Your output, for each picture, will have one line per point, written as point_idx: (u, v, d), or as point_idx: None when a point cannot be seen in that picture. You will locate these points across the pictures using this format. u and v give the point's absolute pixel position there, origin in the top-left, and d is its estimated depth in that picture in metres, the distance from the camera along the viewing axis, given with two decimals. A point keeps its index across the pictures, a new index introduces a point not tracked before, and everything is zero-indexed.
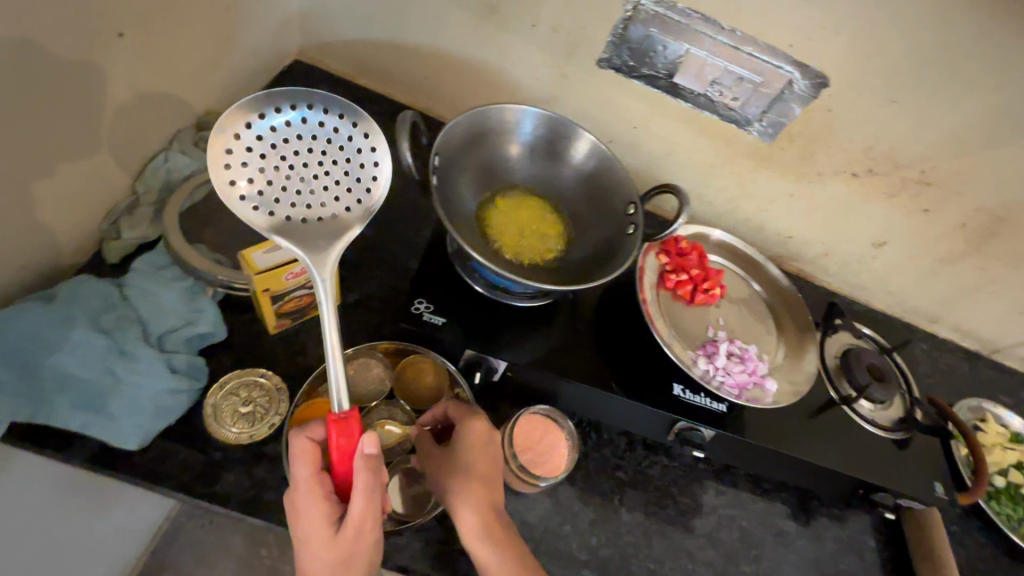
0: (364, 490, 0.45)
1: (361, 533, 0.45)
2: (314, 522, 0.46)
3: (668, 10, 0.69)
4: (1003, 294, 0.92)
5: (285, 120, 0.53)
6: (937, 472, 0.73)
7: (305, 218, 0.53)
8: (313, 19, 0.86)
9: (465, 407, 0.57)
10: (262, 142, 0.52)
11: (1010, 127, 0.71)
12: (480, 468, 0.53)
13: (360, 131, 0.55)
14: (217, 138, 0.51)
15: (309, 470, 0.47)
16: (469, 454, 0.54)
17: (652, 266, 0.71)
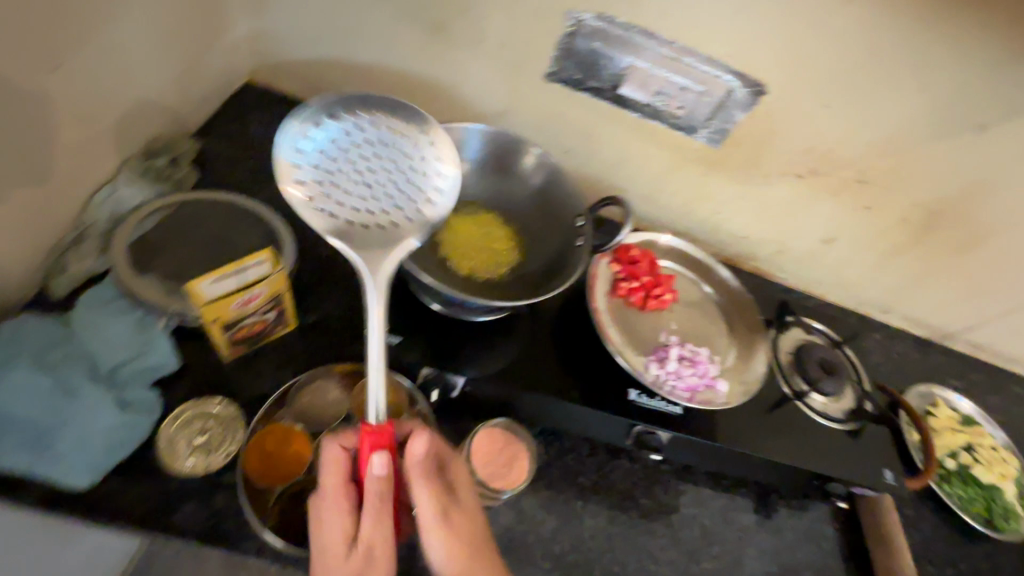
0: (374, 507, 0.47)
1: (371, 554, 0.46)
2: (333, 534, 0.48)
3: (608, 24, 0.71)
4: (946, 282, 0.96)
5: (359, 131, 0.61)
6: (887, 460, 0.76)
7: (364, 222, 0.58)
8: (262, 40, 0.85)
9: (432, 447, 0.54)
10: (335, 149, 0.60)
11: (940, 127, 0.75)
12: (479, 518, 0.53)
13: (426, 145, 0.63)
14: (294, 142, 0.58)
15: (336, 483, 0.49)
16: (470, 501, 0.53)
17: (604, 274, 0.73)
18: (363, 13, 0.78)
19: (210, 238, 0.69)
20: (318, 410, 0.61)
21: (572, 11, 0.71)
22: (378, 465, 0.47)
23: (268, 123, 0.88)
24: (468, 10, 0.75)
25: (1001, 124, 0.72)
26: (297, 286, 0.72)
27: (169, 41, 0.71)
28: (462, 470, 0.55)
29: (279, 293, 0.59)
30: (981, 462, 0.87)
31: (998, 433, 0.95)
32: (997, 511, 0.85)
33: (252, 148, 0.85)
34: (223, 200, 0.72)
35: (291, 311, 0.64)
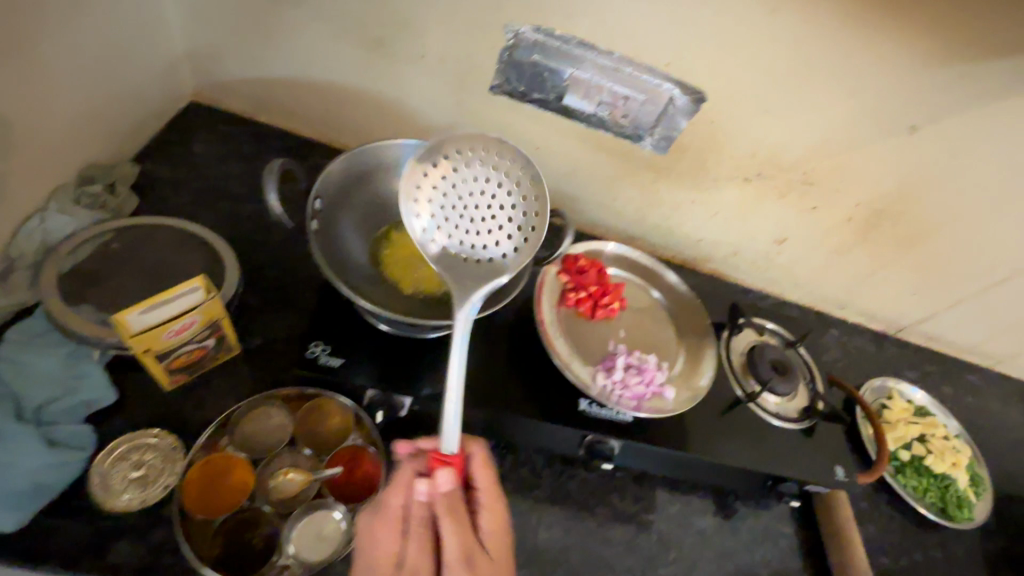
0: (423, 538, 0.49)
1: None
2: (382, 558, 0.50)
3: (546, 36, 0.71)
4: (895, 277, 0.98)
5: (466, 163, 0.61)
6: (838, 456, 0.77)
7: (467, 256, 0.60)
8: (202, 59, 0.84)
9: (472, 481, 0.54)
10: (444, 180, 0.61)
11: (877, 129, 0.76)
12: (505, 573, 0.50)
13: (526, 178, 0.61)
14: (409, 174, 0.60)
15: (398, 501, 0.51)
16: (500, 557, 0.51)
17: (552, 286, 0.73)
18: (301, 30, 0.77)
19: (148, 266, 0.68)
20: (261, 436, 0.61)
21: (510, 24, 0.71)
22: (443, 481, 0.49)
23: (212, 143, 0.87)
24: (406, 26, 0.74)
25: (932, 125, 0.74)
26: (243, 310, 0.71)
27: (98, 65, 0.69)
28: (498, 520, 0.53)
29: (216, 320, 0.58)
30: (933, 453, 0.89)
31: (951, 423, 0.97)
32: (950, 500, 0.87)
33: (195, 170, 0.84)
34: (162, 226, 0.71)
35: (233, 336, 0.63)
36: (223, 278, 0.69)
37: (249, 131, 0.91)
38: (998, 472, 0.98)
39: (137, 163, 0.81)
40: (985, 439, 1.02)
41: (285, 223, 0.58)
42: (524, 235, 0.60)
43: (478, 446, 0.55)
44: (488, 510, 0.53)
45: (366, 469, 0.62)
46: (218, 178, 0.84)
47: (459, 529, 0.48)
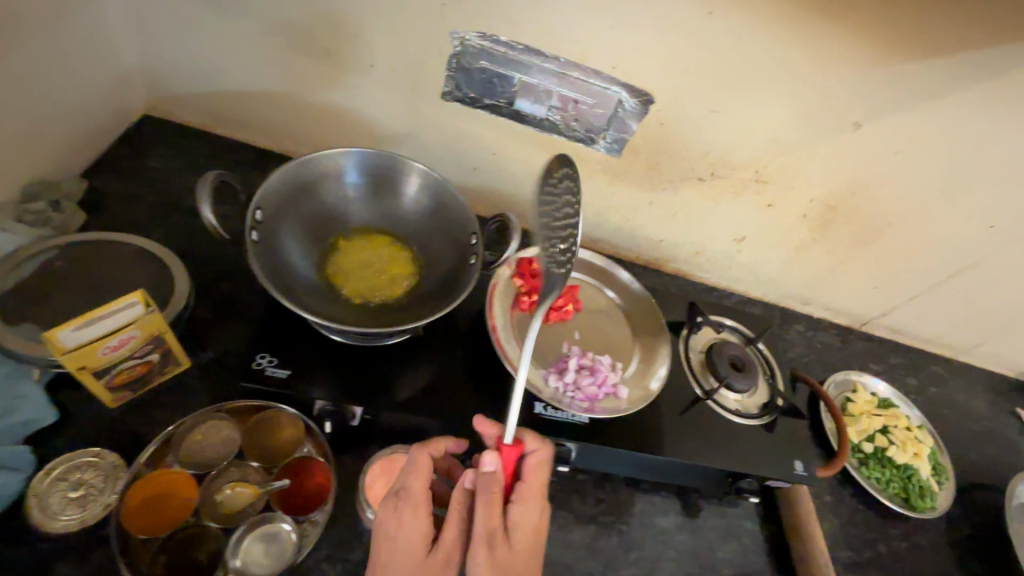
0: (453, 519, 0.54)
1: (444, 561, 0.53)
2: (407, 539, 0.53)
3: (492, 43, 0.72)
4: (855, 272, 0.99)
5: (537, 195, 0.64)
6: (798, 451, 0.77)
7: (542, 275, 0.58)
8: (153, 73, 0.84)
9: (528, 470, 0.56)
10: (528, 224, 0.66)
11: (823, 127, 0.77)
12: (523, 563, 0.53)
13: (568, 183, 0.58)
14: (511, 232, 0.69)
15: (423, 486, 0.55)
16: (525, 547, 0.53)
17: (506, 290, 0.74)
18: (250, 41, 0.77)
19: (92, 281, 0.67)
20: (208, 450, 0.60)
21: (456, 31, 0.72)
22: (486, 463, 0.53)
23: (167, 156, 0.86)
24: (354, 35, 0.74)
25: (876, 121, 0.75)
26: (193, 324, 0.70)
27: (40, 81, 0.69)
28: (534, 516, 0.54)
29: (157, 335, 0.58)
30: (895, 444, 0.89)
31: (913, 414, 0.98)
32: (913, 490, 0.87)
33: (148, 184, 0.83)
34: (109, 241, 0.71)
35: (180, 352, 0.62)
36: (173, 292, 0.68)
37: (205, 143, 0.90)
38: (963, 461, 0.99)
39: (88, 179, 0.81)
40: (950, 429, 1.03)
41: (222, 233, 0.59)
42: (564, 230, 0.55)
43: (538, 446, 0.57)
44: (528, 505, 0.54)
45: (318, 478, 0.61)
46: (171, 191, 0.83)
47: (487, 514, 0.52)
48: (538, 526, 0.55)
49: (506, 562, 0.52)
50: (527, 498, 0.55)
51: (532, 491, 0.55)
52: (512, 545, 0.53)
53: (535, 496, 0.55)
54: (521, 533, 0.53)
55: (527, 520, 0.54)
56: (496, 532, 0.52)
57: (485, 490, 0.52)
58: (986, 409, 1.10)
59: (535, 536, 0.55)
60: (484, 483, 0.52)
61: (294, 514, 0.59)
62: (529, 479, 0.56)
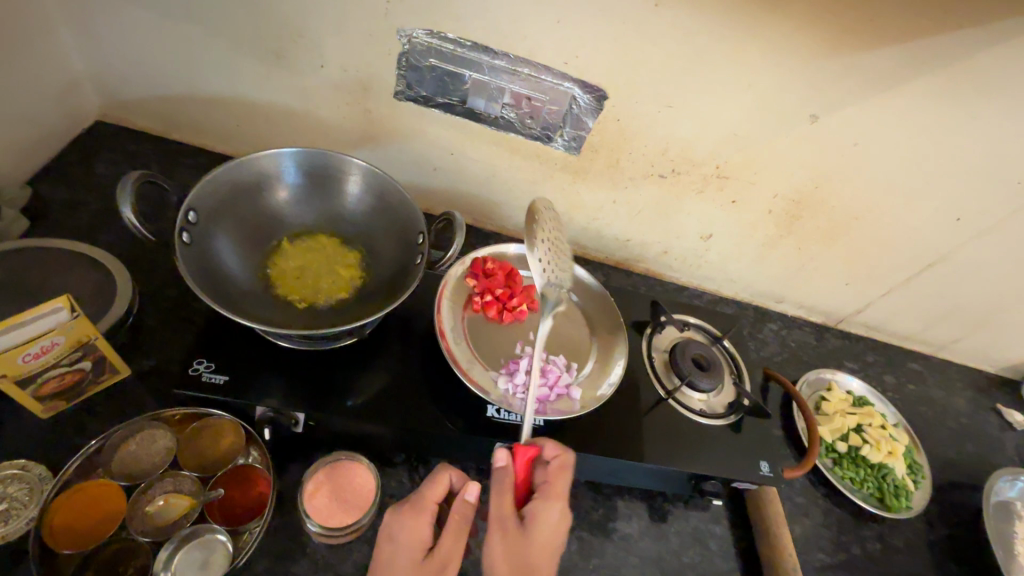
0: (456, 525, 0.52)
1: (444, 562, 0.51)
2: (407, 540, 0.52)
3: (440, 40, 0.71)
4: (826, 269, 0.97)
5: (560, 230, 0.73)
6: (764, 450, 0.75)
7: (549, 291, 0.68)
8: (103, 79, 0.83)
9: (549, 470, 0.56)
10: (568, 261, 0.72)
11: (779, 120, 0.76)
12: (540, 560, 0.51)
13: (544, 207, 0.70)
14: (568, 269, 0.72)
15: (432, 494, 0.54)
16: (545, 545, 0.52)
17: (458, 291, 0.73)
18: (196, 44, 0.76)
19: (27, 288, 0.65)
20: (142, 460, 0.58)
21: (403, 29, 0.71)
22: (498, 458, 0.55)
23: (119, 163, 0.86)
24: (301, 35, 0.73)
25: (833, 113, 0.74)
26: (136, 332, 0.69)
27: None
28: (556, 516, 0.53)
29: (85, 339, 0.56)
30: (869, 443, 0.87)
31: (889, 412, 0.96)
32: (888, 490, 0.85)
33: (99, 191, 0.82)
34: (47, 248, 0.69)
35: (116, 358, 0.61)
36: (113, 299, 0.67)
37: (160, 149, 0.89)
38: (942, 460, 0.97)
39: (36, 186, 0.79)
40: (928, 427, 1.01)
41: (148, 233, 0.60)
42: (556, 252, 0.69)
43: (561, 452, 0.56)
44: (550, 505, 0.53)
45: (258, 487, 0.59)
46: None
47: (500, 504, 0.52)
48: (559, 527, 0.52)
49: (523, 556, 0.50)
50: (548, 498, 0.53)
51: (554, 491, 0.54)
52: (531, 540, 0.51)
53: (558, 496, 0.54)
54: (541, 530, 0.52)
55: (548, 518, 0.52)
56: (512, 524, 0.52)
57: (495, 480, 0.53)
58: (966, 406, 1.08)
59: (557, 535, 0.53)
60: (495, 473, 0.54)
61: (231, 525, 0.56)
62: (551, 481, 0.54)
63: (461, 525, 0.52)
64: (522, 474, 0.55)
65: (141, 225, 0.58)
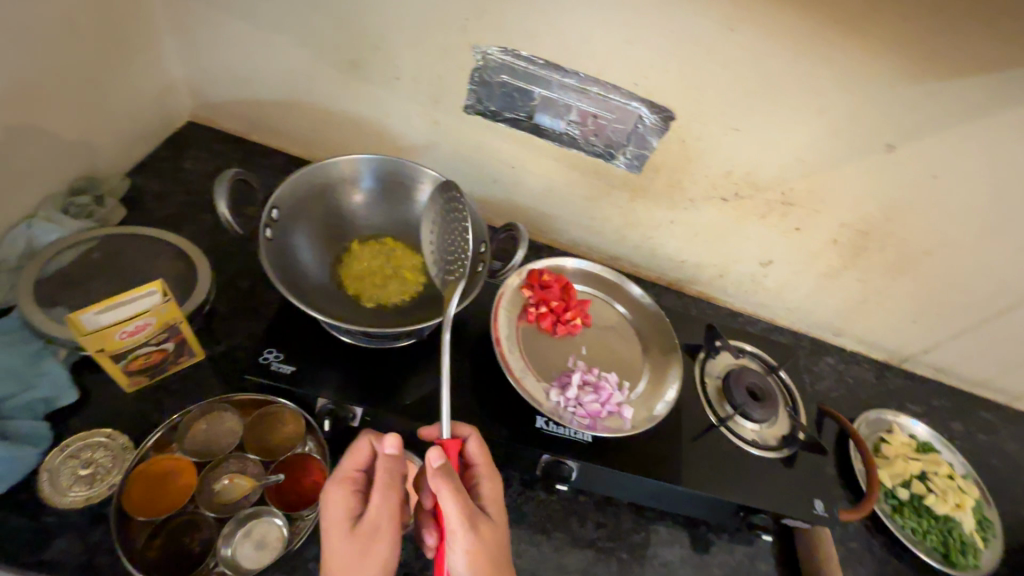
0: (382, 483, 0.51)
1: (375, 522, 0.50)
2: (333, 515, 0.51)
3: (513, 58, 0.74)
4: (891, 304, 0.93)
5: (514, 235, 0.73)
6: (819, 489, 0.72)
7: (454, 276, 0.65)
8: (198, 84, 0.90)
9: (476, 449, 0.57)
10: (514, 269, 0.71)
11: (852, 148, 0.74)
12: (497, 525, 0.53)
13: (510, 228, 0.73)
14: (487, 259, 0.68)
15: (354, 464, 0.54)
16: (498, 521, 0.53)
17: (515, 301, 0.74)
18: (284, 53, 0.81)
19: (121, 271, 0.71)
20: (211, 441, 0.62)
21: (478, 46, 0.74)
22: (434, 458, 0.50)
23: (204, 161, 0.92)
24: (381, 49, 0.77)
25: (911, 143, 0.72)
26: (210, 318, 0.73)
27: (92, 84, 0.74)
28: (495, 490, 0.55)
29: (172, 323, 0.60)
30: (935, 492, 0.82)
31: (957, 461, 0.90)
32: (953, 544, 0.79)
33: (185, 186, 0.88)
34: (140, 235, 0.74)
35: (195, 341, 0.65)
36: (194, 285, 0.71)
37: (241, 150, 0.95)
38: (1015, 519, 0.90)
39: (132, 178, 0.86)
40: (1000, 482, 0.94)
41: (236, 227, 0.64)
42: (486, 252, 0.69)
43: (470, 429, 0.58)
44: (483, 482, 0.55)
45: (312, 477, 0.62)
46: (206, 193, 0.88)
47: (462, 499, 0.49)
48: (497, 496, 0.55)
49: (488, 532, 0.50)
50: (479, 477, 0.56)
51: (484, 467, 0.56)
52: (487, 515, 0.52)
53: (489, 471, 0.56)
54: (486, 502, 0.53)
55: (487, 495, 0.54)
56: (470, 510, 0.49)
57: (442, 475, 0.49)
58: None
59: (501, 511, 0.54)
60: (438, 468, 0.49)
61: (286, 510, 0.59)
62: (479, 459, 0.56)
63: (390, 482, 0.52)
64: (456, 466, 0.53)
65: (233, 218, 0.63)
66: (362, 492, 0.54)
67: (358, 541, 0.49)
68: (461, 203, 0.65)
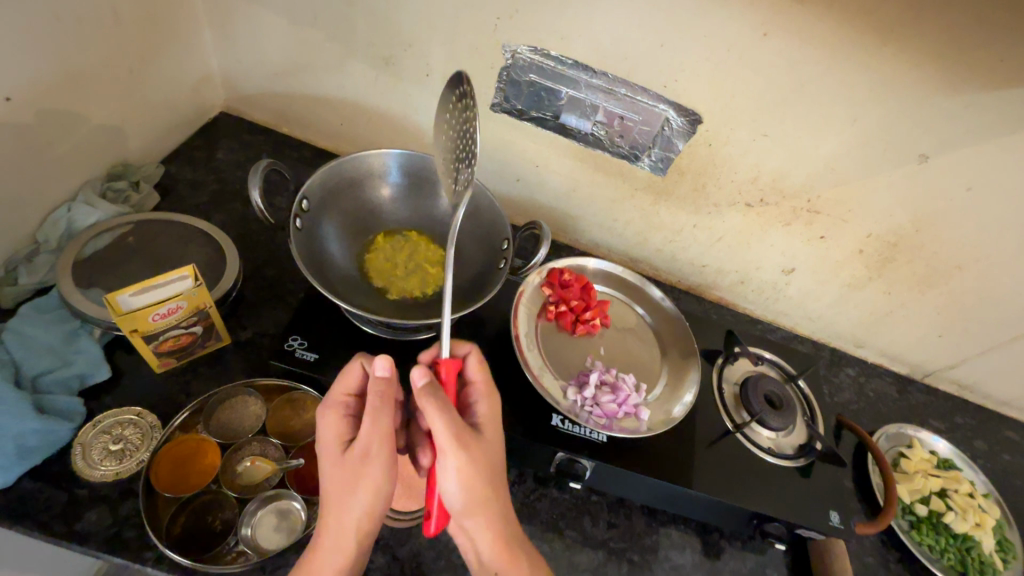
0: (372, 406, 0.49)
1: (365, 449, 0.48)
2: (326, 438, 0.51)
3: (542, 57, 0.74)
4: (916, 318, 0.91)
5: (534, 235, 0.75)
6: (836, 500, 0.71)
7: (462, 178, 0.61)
8: (233, 75, 0.92)
9: (475, 368, 0.57)
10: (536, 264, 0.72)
11: (884, 156, 0.73)
12: (494, 446, 0.53)
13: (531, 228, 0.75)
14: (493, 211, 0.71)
15: (345, 387, 0.53)
16: (493, 440, 0.53)
17: (535, 299, 0.75)
18: (317, 47, 0.83)
19: (153, 256, 0.73)
20: (236, 423, 0.64)
21: (508, 45, 0.74)
22: (418, 378, 0.49)
23: (235, 152, 0.94)
24: (412, 46, 0.79)
25: (946, 153, 0.70)
26: (237, 304, 0.75)
27: (132, 73, 0.76)
28: (491, 409, 0.55)
29: (201, 308, 0.62)
30: (954, 510, 0.80)
31: (979, 479, 0.88)
32: (972, 564, 0.77)
33: (217, 175, 0.91)
34: (172, 221, 0.76)
35: (222, 326, 0.67)
36: (222, 271, 0.73)
37: (270, 141, 0.97)
38: None
39: (166, 166, 0.89)
40: None
41: (267, 216, 0.66)
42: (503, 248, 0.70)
43: (470, 346, 0.58)
44: (479, 402, 0.55)
45: None
46: (236, 183, 0.91)
47: (451, 419, 0.49)
48: (496, 418, 0.55)
49: (483, 454, 0.50)
50: (476, 397, 0.56)
51: (481, 391, 0.56)
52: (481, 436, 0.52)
53: (486, 391, 0.56)
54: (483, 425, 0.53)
55: (483, 414, 0.55)
56: (461, 432, 0.49)
57: (430, 395, 0.48)
58: None
59: (497, 431, 0.54)
60: (425, 390, 0.49)
61: (306, 495, 0.60)
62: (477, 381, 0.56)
63: (382, 407, 0.49)
64: (451, 386, 0.53)
65: (266, 207, 0.65)
66: (356, 415, 0.53)
67: (349, 463, 0.48)
68: (467, 112, 0.59)
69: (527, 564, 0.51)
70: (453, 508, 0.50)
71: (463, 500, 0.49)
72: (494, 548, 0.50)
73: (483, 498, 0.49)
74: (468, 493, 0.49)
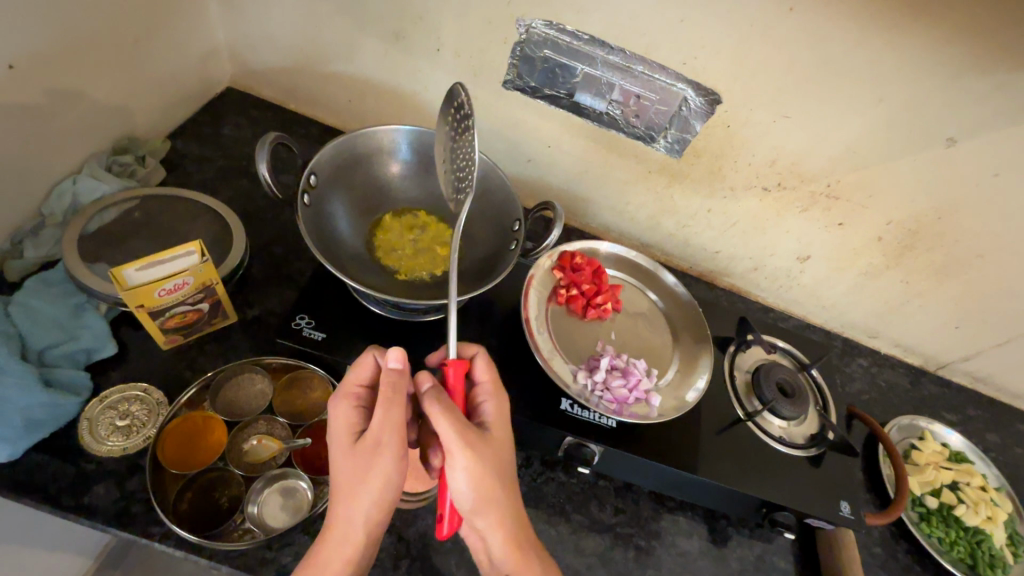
0: (383, 398, 0.48)
1: (375, 442, 0.47)
2: (337, 426, 0.50)
3: (558, 32, 0.72)
4: (933, 308, 0.89)
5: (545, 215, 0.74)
6: (847, 490, 0.70)
7: (461, 180, 0.62)
8: (239, 48, 0.90)
9: (484, 369, 0.55)
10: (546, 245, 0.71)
11: (910, 139, 0.70)
12: (503, 448, 0.52)
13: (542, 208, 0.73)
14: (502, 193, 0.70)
15: (357, 378, 0.52)
16: (502, 441, 0.52)
17: (546, 282, 0.74)
18: (325, 20, 0.80)
19: (160, 231, 0.72)
20: (244, 401, 0.64)
21: (522, 19, 0.72)
22: (423, 381, 0.50)
23: (242, 128, 0.93)
24: (423, 19, 0.76)
25: (974, 137, 0.68)
26: (244, 282, 0.75)
27: (137, 44, 0.75)
28: (500, 410, 0.54)
29: (208, 284, 0.61)
30: (966, 503, 0.79)
31: (992, 473, 0.87)
32: (982, 558, 0.76)
33: (223, 151, 0.89)
34: (177, 196, 0.75)
35: (229, 304, 0.66)
36: (228, 248, 0.72)
37: (277, 118, 0.96)
38: None
39: (171, 141, 0.87)
40: None
41: (275, 192, 0.65)
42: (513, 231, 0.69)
43: (477, 349, 0.57)
44: (487, 402, 0.54)
45: None
46: (242, 160, 0.89)
47: (458, 420, 0.48)
48: (505, 419, 0.54)
49: (492, 455, 0.49)
50: (484, 397, 0.54)
51: (490, 392, 0.54)
52: (490, 438, 0.51)
53: (495, 391, 0.55)
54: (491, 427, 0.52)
55: (492, 415, 0.53)
56: (469, 434, 0.48)
57: (436, 402, 0.48)
58: None
59: (505, 433, 0.53)
60: (431, 397, 0.49)
61: (312, 474, 0.60)
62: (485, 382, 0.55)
63: (393, 398, 0.48)
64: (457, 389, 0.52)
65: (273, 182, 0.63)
66: (367, 406, 0.52)
67: (359, 454, 0.48)
68: (471, 117, 0.60)
69: (539, 564, 0.50)
70: (462, 508, 0.49)
71: (472, 501, 0.49)
72: (505, 548, 0.49)
73: (490, 499, 0.49)
74: (477, 494, 0.48)
